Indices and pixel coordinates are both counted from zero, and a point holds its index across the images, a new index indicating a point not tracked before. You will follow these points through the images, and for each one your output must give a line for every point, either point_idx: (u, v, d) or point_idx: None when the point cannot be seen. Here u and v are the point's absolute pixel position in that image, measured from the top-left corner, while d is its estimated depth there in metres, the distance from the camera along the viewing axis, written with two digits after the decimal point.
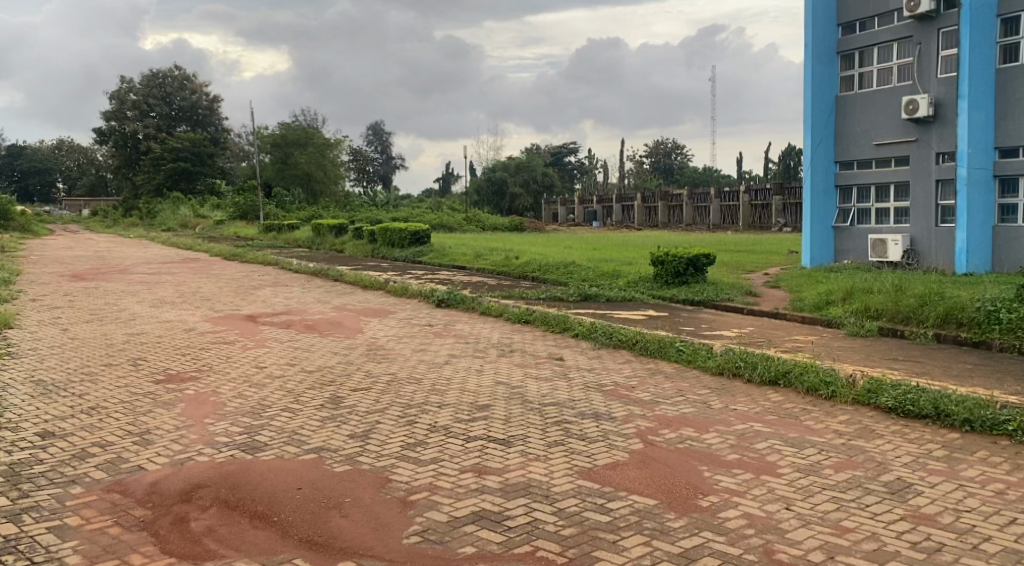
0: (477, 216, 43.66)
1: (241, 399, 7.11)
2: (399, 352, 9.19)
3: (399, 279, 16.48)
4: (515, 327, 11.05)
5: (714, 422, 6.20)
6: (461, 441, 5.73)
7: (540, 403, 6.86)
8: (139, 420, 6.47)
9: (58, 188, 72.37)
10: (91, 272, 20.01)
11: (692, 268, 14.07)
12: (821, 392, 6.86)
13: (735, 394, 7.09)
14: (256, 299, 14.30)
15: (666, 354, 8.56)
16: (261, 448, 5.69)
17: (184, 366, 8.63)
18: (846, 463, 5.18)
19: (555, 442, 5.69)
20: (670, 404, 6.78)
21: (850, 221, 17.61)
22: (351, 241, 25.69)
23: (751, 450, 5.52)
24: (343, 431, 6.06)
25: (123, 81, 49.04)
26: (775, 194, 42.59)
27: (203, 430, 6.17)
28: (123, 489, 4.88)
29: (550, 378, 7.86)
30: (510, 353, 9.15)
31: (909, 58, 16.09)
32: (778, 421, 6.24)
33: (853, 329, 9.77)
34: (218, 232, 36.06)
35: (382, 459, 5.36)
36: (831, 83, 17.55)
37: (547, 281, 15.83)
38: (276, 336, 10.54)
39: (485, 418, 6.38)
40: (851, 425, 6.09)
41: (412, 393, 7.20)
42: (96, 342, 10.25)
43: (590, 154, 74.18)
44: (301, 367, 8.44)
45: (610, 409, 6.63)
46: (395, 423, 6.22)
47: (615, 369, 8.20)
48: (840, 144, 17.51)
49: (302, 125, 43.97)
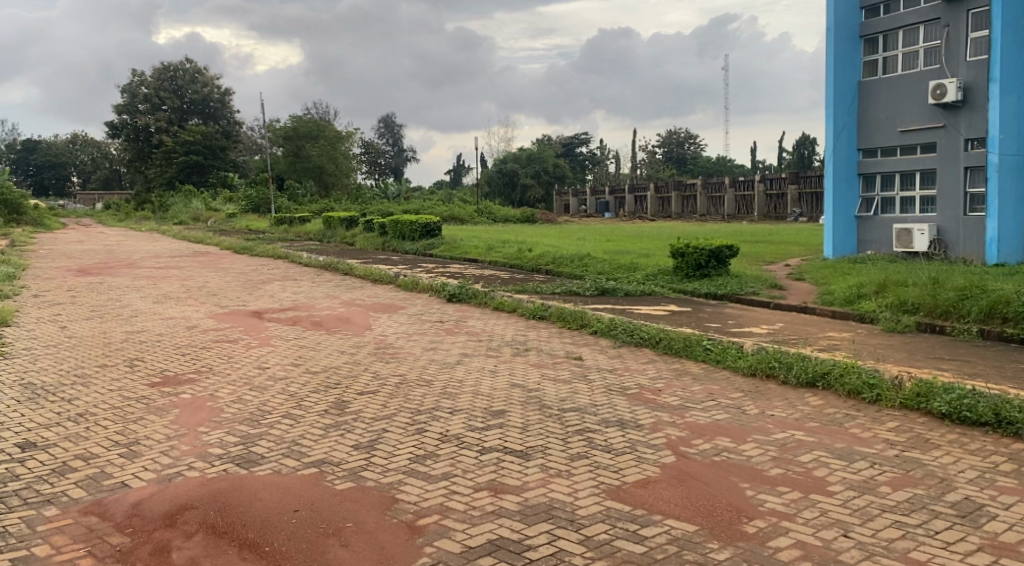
0: (489, 208, 43.11)
1: (239, 404, 6.64)
2: (408, 351, 8.72)
3: (409, 272, 16.02)
4: (530, 324, 10.53)
5: (751, 432, 5.69)
6: (475, 453, 5.23)
7: (559, 408, 6.35)
8: (128, 428, 6.01)
9: (71, 182, 72.27)
10: (97, 267, 19.59)
11: (714, 260, 13.53)
12: (864, 396, 6.34)
13: (770, 398, 6.57)
14: (262, 295, 13.83)
15: (692, 353, 8.04)
16: (257, 461, 5.21)
17: (182, 367, 8.17)
18: (905, 479, 4.66)
19: (578, 454, 5.19)
20: (701, 411, 6.27)
21: (874, 210, 16.96)
22: (362, 234, 25.23)
23: (795, 463, 5.00)
24: (346, 441, 5.57)
25: (135, 74, 48.73)
26: (790, 183, 42.01)
27: (196, 440, 5.70)
28: (102, 511, 4.45)
29: (570, 379, 7.35)
30: (525, 352, 8.65)
31: (936, 41, 15.42)
32: (821, 429, 5.73)
33: (889, 325, 9.21)
34: (230, 225, 35.69)
35: (387, 475, 4.87)
36: (853, 67, 16.89)
37: (562, 274, 15.29)
38: (281, 333, 10.06)
39: (500, 425, 5.88)
40: (902, 433, 5.56)
41: (422, 397, 6.71)
42: (94, 341, 9.81)
43: (601, 144, 73.39)
44: (305, 368, 7.96)
45: (635, 416, 6.12)
46: (403, 432, 5.73)
47: (639, 370, 7.68)
48: (863, 131, 16.86)
49: (313, 118, 43.49)
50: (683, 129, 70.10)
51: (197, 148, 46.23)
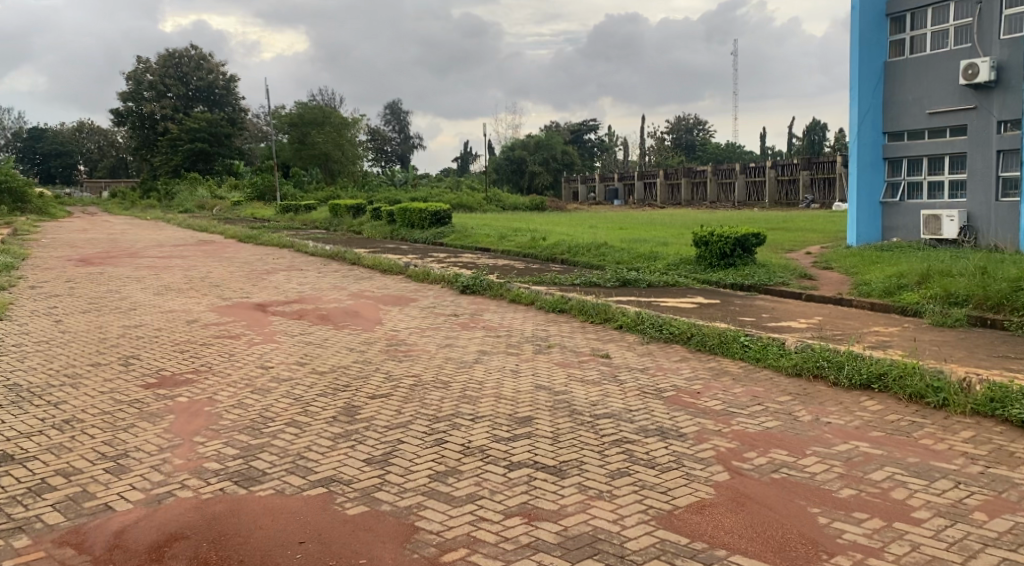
0: (496, 195, 42.43)
1: (240, 410, 6.06)
2: (422, 349, 8.14)
3: (420, 262, 15.42)
4: (549, 317, 9.94)
5: (809, 443, 5.10)
6: (501, 470, 4.65)
7: (590, 414, 5.75)
8: (116, 438, 5.43)
9: (78, 170, 71.53)
10: (99, 256, 19.01)
11: (739, 249, 12.90)
12: (929, 400, 5.78)
13: (823, 403, 5.97)
14: (267, 286, 13.23)
15: (729, 351, 7.43)
16: (257, 479, 4.63)
17: (180, 366, 7.59)
18: (1000, 503, 4.09)
19: (620, 470, 4.60)
20: (748, 416, 5.68)
21: (900, 196, 16.25)
22: (370, 222, 24.65)
23: (867, 481, 4.42)
24: (358, 454, 5.00)
25: (140, 61, 48.11)
26: (801, 169, 41.29)
27: (190, 453, 5.12)
28: (80, 541, 3.91)
29: (599, 380, 6.74)
30: (547, 349, 8.06)
31: (968, 18, 14.69)
32: (888, 440, 5.14)
33: (937, 320, 8.58)
34: (235, 213, 35.10)
35: (405, 497, 4.31)
36: (879, 48, 16.12)
37: (578, 264, 14.70)
38: (285, 328, 9.48)
39: (528, 435, 5.28)
40: (981, 445, 4.96)
41: (439, 402, 6.12)
42: (89, 337, 9.24)
43: (609, 131, 72.62)
44: (311, 368, 7.38)
45: (676, 424, 5.51)
46: (421, 444, 5.15)
47: (673, 370, 7.07)
48: (890, 114, 16.11)
49: (320, 104, 42.82)
50: (693, 115, 69.23)
51: (203, 135, 45.64)
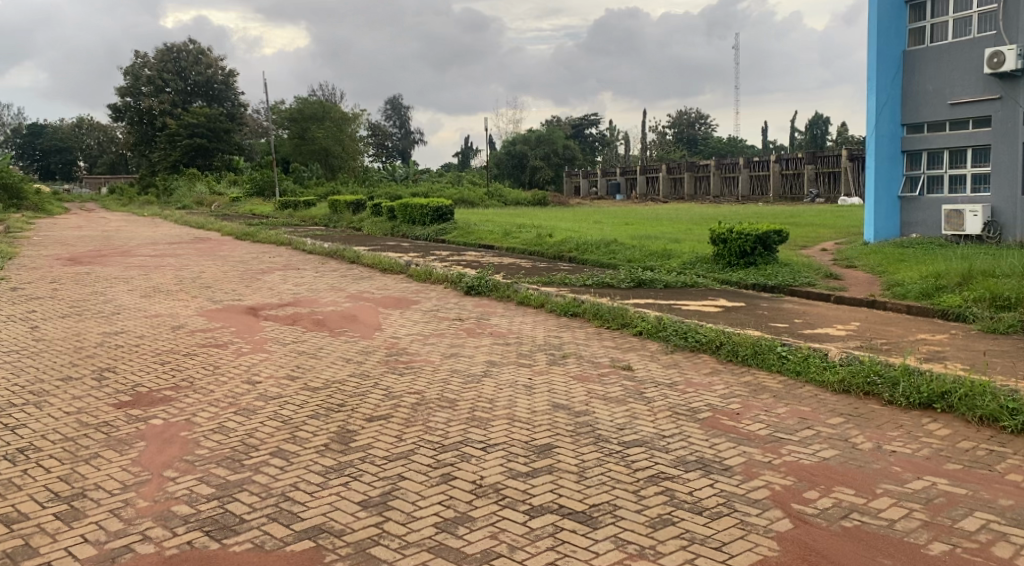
0: (499, 190, 41.63)
1: (220, 435, 5.34)
2: (426, 359, 7.41)
3: (422, 262, 14.66)
4: (562, 322, 9.21)
5: (878, 479, 4.37)
6: (520, 517, 3.94)
7: (619, 442, 5.02)
8: (75, 473, 4.71)
9: (79, 167, 70.94)
10: (89, 256, 18.25)
11: (760, 246, 12.16)
12: (1003, 423, 5.07)
13: (882, 426, 5.24)
14: (261, 287, 12.49)
15: (766, 363, 6.71)
16: (233, 528, 3.91)
17: (158, 381, 6.85)
18: None
19: (662, 518, 3.89)
20: (799, 444, 4.95)
21: (920, 190, 15.50)
22: (370, 218, 23.92)
23: (962, 532, 3.71)
24: (353, 494, 4.28)
25: (138, 56, 47.26)
26: (807, 163, 40.47)
27: (157, 492, 4.40)
28: None
29: (622, 399, 6.01)
30: (562, 359, 7.34)
31: (993, 5, 13.90)
32: (967, 474, 4.42)
33: (988, 326, 7.87)
34: (232, 209, 34.26)
35: (407, 555, 3.62)
36: (898, 37, 15.33)
37: (588, 262, 13.95)
38: (277, 336, 8.75)
39: (549, 470, 4.55)
40: None
41: (446, 426, 5.39)
42: (64, 346, 8.50)
43: (610, 127, 71.89)
44: (303, 383, 6.66)
45: (719, 455, 4.79)
46: (425, 481, 4.43)
47: (705, 385, 6.33)
48: (908, 106, 15.35)
49: (318, 99, 41.87)
50: (695, 109, 68.53)
51: (201, 130, 44.87)
